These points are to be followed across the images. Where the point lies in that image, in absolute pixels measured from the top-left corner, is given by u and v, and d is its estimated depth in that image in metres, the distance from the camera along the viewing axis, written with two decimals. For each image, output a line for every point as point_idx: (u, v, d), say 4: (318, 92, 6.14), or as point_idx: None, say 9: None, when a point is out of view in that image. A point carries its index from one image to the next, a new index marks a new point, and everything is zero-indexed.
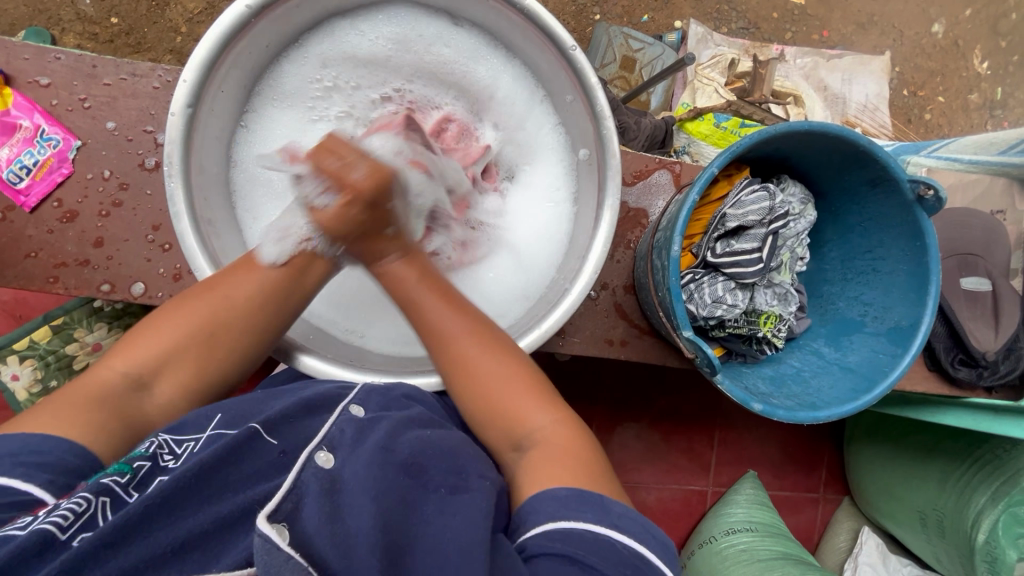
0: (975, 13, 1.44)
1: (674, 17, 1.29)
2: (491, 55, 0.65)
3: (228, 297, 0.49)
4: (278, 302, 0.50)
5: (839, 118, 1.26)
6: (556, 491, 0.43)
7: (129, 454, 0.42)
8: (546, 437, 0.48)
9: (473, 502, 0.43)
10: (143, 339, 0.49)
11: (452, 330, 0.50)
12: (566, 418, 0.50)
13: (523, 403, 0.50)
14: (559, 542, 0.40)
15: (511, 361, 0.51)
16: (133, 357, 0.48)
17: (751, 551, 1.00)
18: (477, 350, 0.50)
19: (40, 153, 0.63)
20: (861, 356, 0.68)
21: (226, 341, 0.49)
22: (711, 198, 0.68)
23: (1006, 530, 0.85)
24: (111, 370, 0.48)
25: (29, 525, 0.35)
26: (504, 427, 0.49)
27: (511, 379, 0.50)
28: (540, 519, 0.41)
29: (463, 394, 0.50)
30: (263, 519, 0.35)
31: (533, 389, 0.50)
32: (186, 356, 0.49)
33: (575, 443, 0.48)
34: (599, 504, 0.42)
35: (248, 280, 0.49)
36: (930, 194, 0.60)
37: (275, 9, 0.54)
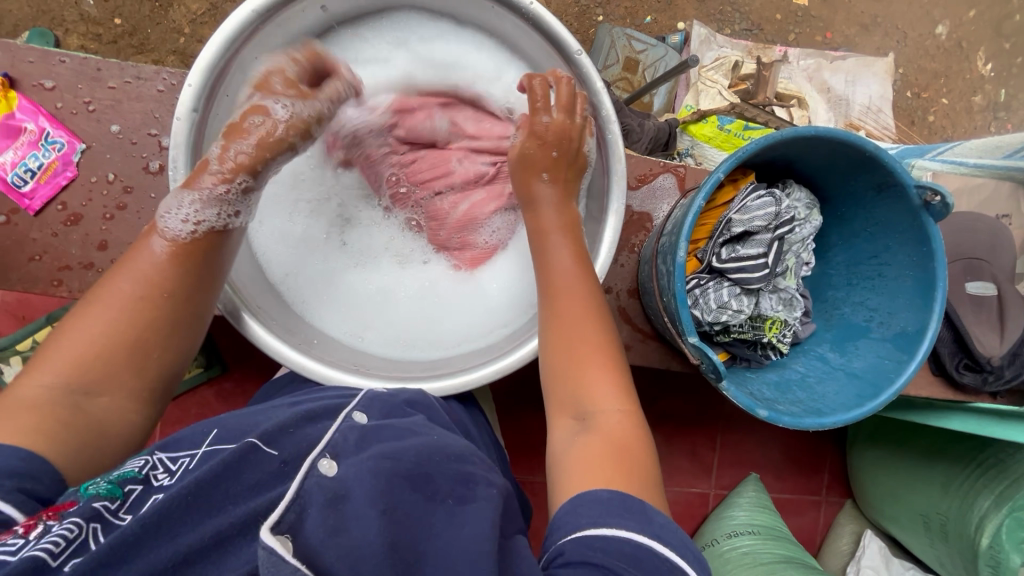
0: (978, 15, 1.43)
1: (677, 18, 1.29)
2: (495, 55, 0.64)
3: (142, 270, 0.48)
4: (202, 262, 0.50)
5: (842, 120, 1.25)
6: (598, 493, 0.42)
7: (121, 475, 0.41)
8: (607, 423, 0.48)
9: (473, 513, 0.42)
10: (63, 345, 0.45)
11: (566, 282, 0.53)
12: (633, 411, 0.49)
13: (597, 380, 0.50)
14: (600, 550, 0.39)
15: (600, 333, 0.52)
16: (57, 366, 0.44)
17: (753, 554, 0.99)
18: (580, 314, 0.52)
19: (44, 157, 0.63)
20: (867, 361, 0.68)
21: (157, 319, 0.48)
22: (717, 203, 0.67)
23: (1010, 536, 0.84)
24: (35, 385, 0.44)
25: (19, 551, 0.34)
26: (574, 398, 0.50)
27: (586, 350, 0.51)
28: (579, 524, 0.41)
29: (551, 350, 0.52)
30: (266, 531, 0.35)
31: (611, 368, 0.50)
32: (117, 356, 0.46)
33: (630, 440, 0.47)
34: (643, 513, 0.41)
35: (154, 253, 0.49)
36: (937, 200, 0.59)
37: (281, 14, 0.55)
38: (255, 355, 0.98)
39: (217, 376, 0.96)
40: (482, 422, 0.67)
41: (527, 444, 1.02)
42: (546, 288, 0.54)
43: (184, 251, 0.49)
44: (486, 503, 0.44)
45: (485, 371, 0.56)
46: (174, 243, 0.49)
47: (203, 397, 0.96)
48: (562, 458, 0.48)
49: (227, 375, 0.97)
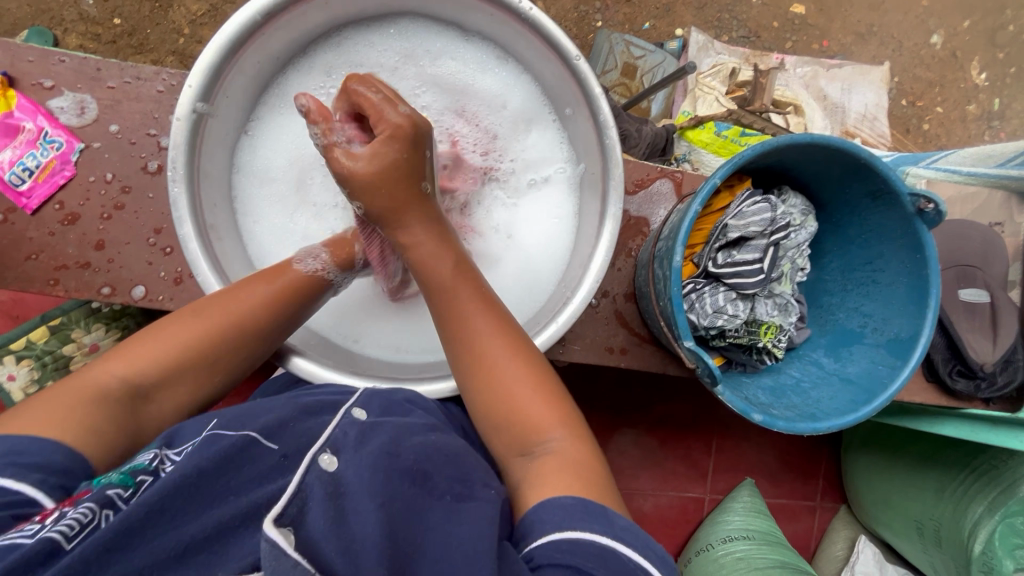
0: (973, 25, 1.45)
1: (676, 25, 1.30)
2: (501, 69, 0.65)
3: (244, 308, 0.51)
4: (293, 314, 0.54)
5: (839, 127, 1.26)
6: (561, 500, 0.43)
7: (131, 467, 0.41)
8: (559, 451, 0.48)
9: (474, 511, 0.43)
10: (147, 345, 0.49)
11: (478, 331, 0.51)
12: (583, 430, 0.50)
13: (539, 411, 0.49)
14: (567, 552, 0.39)
15: (529, 365, 0.51)
16: (132, 361, 0.48)
17: (748, 559, 0.99)
18: (503, 356, 0.51)
19: (43, 155, 0.63)
20: (860, 366, 0.68)
21: (237, 353, 0.52)
22: (713, 209, 0.68)
23: (1003, 541, 0.85)
24: (113, 375, 0.47)
25: (34, 535, 0.34)
26: (517, 433, 0.49)
27: (522, 386, 0.50)
28: (545, 530, 0.41)
29: (479, 394, 0.51)
30: (269, 523, 0.34)
31: (551, 398, 0.50)
32: (184, 373, 0.50)
33: (587, 460, 0.47)
34: (604, 515, 0.42)
35: (259, 298, 0.52)
36: (930, 208, 0.60)
37: (284, 17, 0.55)
38: None
39: None
40: None
41: None
42: (456, 342, 0.52)
43: (286, 292, 0.53)
44: (487, 502, 0.44)
45: None
46: (280, 285, 0.54)
47: None
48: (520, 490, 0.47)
49: None
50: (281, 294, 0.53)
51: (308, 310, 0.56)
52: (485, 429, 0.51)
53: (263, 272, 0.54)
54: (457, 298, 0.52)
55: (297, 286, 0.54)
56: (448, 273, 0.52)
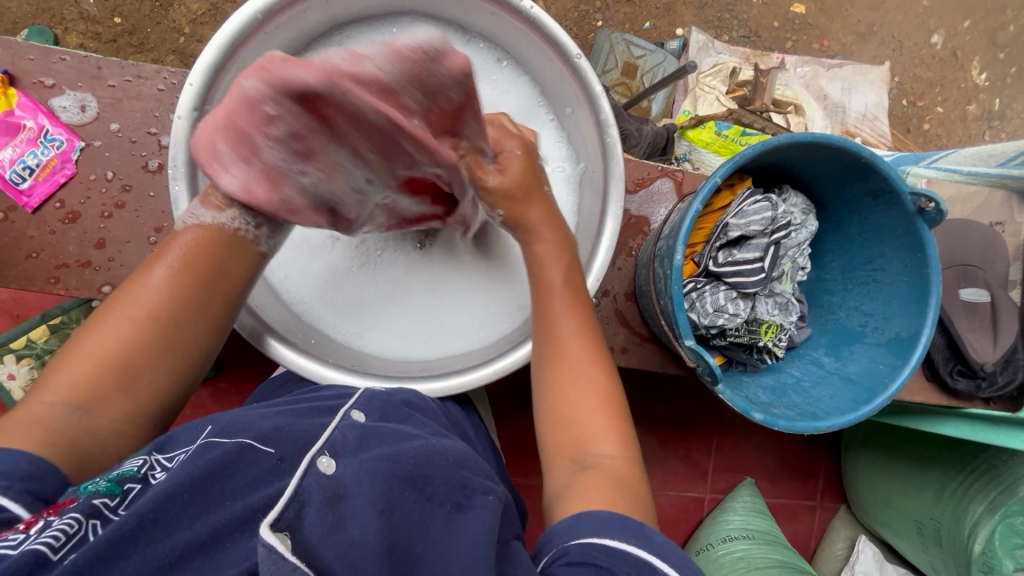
0: (974, 25, 1.45)
1: (676, 24, 1.30)
2: (501, 68, 0.65)
3: (142, 296, 0.46)
4: (201, 284, 0.47)
5: (839, 127, 1.26)
6: (598, 511, 0.43)
7: (120, 473, 0.40)
8: (608, 465, 0.48)
9: (472, 520, 0.42)
10: (68, 366, 0.46)
11: (566, 331, 0.53)
12: (633, 451, 0.50)
13: (597, 424, 0.50)
14: (603, 555, 0.40)
15: (604, 381, 0.52)
16: (62, 389, 0.45)
17: (748, 559, 0.99)
18: (580, 362, 0.52)
19: (43, 154, 0.63)
20: (861, 366, 0.68)
21: (155, 345, 0.46)
22: (713, 208, 0.68)
23: (1004, 540, 0.85)
24: (43, 404, 0.44)
25: (20, 546, 0.33)
26: (572, 440, 0.50)
27: (592, 398, 0.51)
28: (581, 535, 0.41)
29: (547, 396, 0.52)
30: (266, 529, 0.34)
31: (611, 414, 0.51)
32: (111, 383, 0.45)
33: (633, 482, 0.48)
34: (642, 531, 0.42)
35: (151, 282, 0.47)
36: (931, 207, 0.60)
37: (283, 15, 0.55)
38: (251, 355, 0.98)
39: (212, 377, 0.96)
40: (478, 424, 0.67)
41: (522, 447, 1.02)
42: (541, 338, 0.54)
43: (179, 262, 0.47)
44: (484, 511, 0.44)
45: (485, 371, 0.57)
46: (172, 258, 0.47)
47: (198, 398, 0.97)
48: (558, 495, 0.48)
49: (222, 376, 0.97)
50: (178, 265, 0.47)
51: (223, 274, 0.48)
52: (543, 431, 0.53)
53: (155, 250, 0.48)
54: (550, 296, 0.54)
55: (193, 248, 0.47)
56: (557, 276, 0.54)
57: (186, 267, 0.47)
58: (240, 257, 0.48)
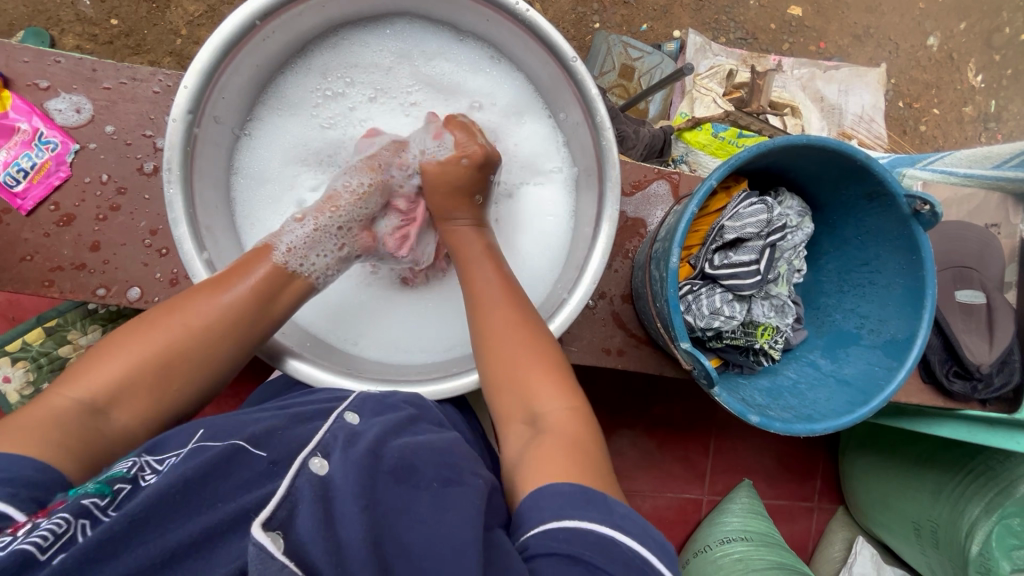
0: (969, 27, 1.45)
1: (673, 27, 1.30)
2: (492, 69, 0.65)
3: (203, 311, 0.49)
4: (257, 312, 0.51)
5: (836, 129, 1.26)
6: (560, 487, 0.42)
7: (110, 475, 0.40)
8: (555, 419, 0.49)
9: (460, 495, 0.43)
10: (106, 362, 0.46)
11: (491, 299, 0.55)
12: (580, 406, 0.50)
13: (538, 383, 0.51)
14: (563, 541, 0.39)
15: (542, 345, 0.53)
16: (91, 382, 0.45)
17: (746, 561, 0.99)
18: (506, 321, 0.53)
19: (37, 156, 0.63)
20: (857, 368, 0.68)
21: (197, 359, 0.48)
22: (710, 210, 0.69)
23: (1000, 542, 0.85)
24: (64, 397, 0.44)
25: (6, 547, 0.33)
26: (519, 399, 0.51)
27: (529, 355, 0.52)
28: (542, 517, 0.41)
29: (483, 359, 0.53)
30: (257, 528, 0.35)
31: (550, 369, 0.51)
32: (143, 382, 0.47)
33: (581, 435, 0.48)
34: (604, 502, 0.42)
35: (215, 303, 0.49)
36: (926, 209, 0.60)
37: (277, 19, 0.55)
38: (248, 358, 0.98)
39: None
40: (475, 427, 0.67)
41: None
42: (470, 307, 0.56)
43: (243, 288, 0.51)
44: (473, 488, 0.44)
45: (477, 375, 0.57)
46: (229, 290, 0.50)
47: None
48: (516, 465, 0.47)
49: None
50: (242, 296, 0.50)
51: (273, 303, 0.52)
52: (489, 396, 0.53)
53: (208, 279, 0.51)
54: (470, 259, 0.58)
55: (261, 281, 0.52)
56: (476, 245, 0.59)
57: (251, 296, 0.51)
58: (293, 292, 0.54)
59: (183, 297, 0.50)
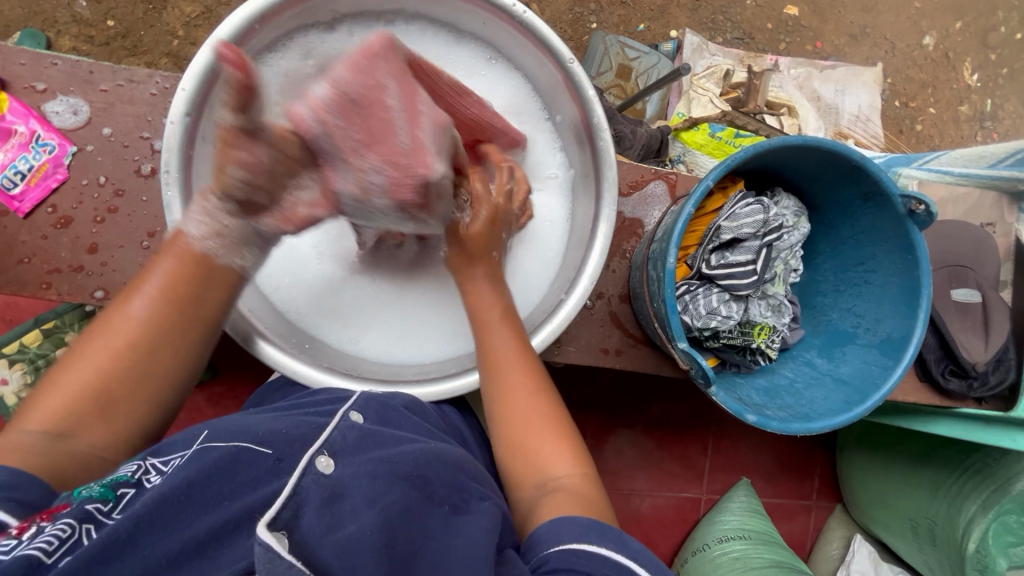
0: (965, 27, 1.46)
1: (670, 26, 1.30)
2: (487, 70, 0.65)
3: (122, 326, 0.48)
4: (180, 314, 0.49)
5: (832, 129, 1.27)
6: (577, 518, 0.44)
7: (113, 479, 0.40)
8: (568, 487, 0.49)
9: (471, 521, 0.43)
10: (50, 396, 0.46)
11: (506, 365, 0.53)
12: (590, 471, 0.52)
13: (552, 450, 0.52)
14: (583, 559, 0.40)
15: (554, 414, 0.54)
16: (41, 418, 0.45)
17: (745, 559, 0.99)
18: (525, 389, 0.53)
19: (35, 159, 0.63)
20: (853, 367, 0.69)
21: (135, 374, 0.48)
22: (706, 211, 0.68)
23: (997, 539, 0.86)
24: (24, 431, 0.44)
25: (11, 550, 0.32)
26: (532, 467, 0.51)
27: (543, 424, 0.53)
28: (562, 540, 0.42)
29: (498, 422, 0.54)
30: (262, 527, 0.34)
31: (564, 439, 0.53)
32: (91, 409, 0.46)
33: (594, 497, 0.49)
34: (618, 536, 0.43)
35: (131, 314, 0.48)
36: (921, 209, 0.61)
37: (271, 20, 0.55)
38: (247, 359, 0.98)
39: (208, 381, 0.96)
40: (474, 427, 0.67)
41: None
42: (486, 379, 0.54)
43: (161, 291, 0.48)
44: (481, 514, 0.44)
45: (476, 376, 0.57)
46: (146, 296, 0.48)
47: (194, 402, 0.96)
48: (526, 517, 0.49)
49: (217, 380, 0.97)
50: (155, 298, 0.48)
51: (200, 302, 0.49)
52: (501, 459, 0.54)
53: (127, 291, 0.49)
54: (489, 324, 0.54)
55: (178, 276, 0.49)
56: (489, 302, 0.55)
57: (163, 297, 0.48)
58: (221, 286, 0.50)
59: (105, 315, 0.49)
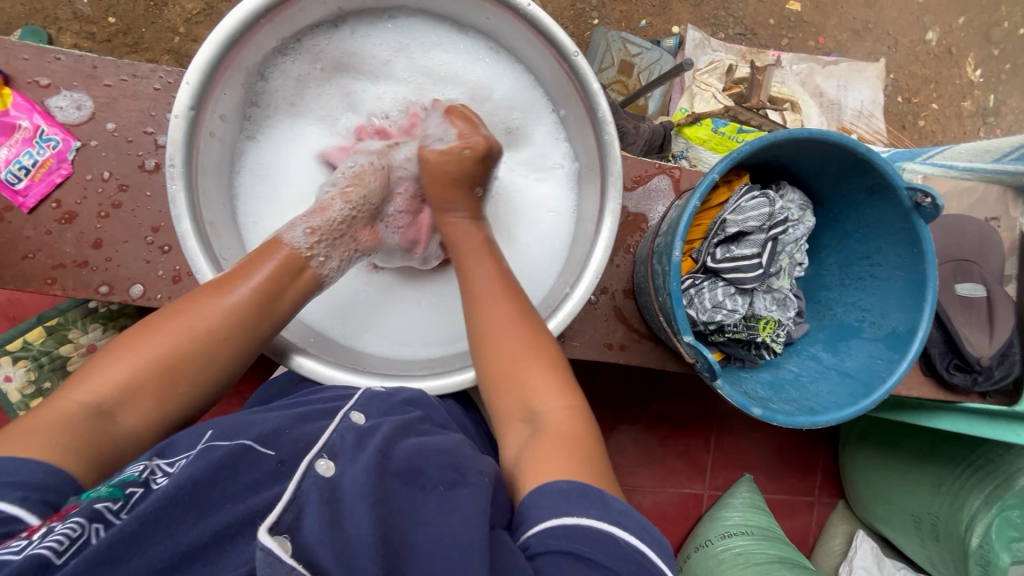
0: (968, 22, 1.45)
1: (672, 22, 1.30)
2: (490, 60, 0.65)
3: (209, 311, 0.48)
4: (266, 308, 0.50)
5: (835, 124, 1.26)
6: (559, 485, 0.43)
7: (122, 479, 0.40)
8: (555, 419, 0.49)
9: (465, 496, 0.43)
10: (108, 366, 0.46)
11: (489, 295, 0.54)
12: (578, 403, 0.51)
13: (539, 381, 0.51)
14: (563, 538, 0.40)
15: (541, 348, 0.53)
16: (95, 388, 0.45)
17: (747, 555, 1.00)
18: (509, 320, 0.53)
19: (39, 154, 0.63)
20: (858, 361, 0.69)
21: (203, 358, 0.48)
22: (711, 204, 0.68)
23: (999, 534, 0.87)
24: (72, 400, 0.44)
25: (22, 551, 0.34)
26: (518, 398, 0.51)
27: (528, 354, 0.52)
28: (542, 516, 0.41)
29: (480, 359, 0.53)
30: (263, 532, 0.35)
31: (551, 370, 0.52)
32: (151, 384, 0.46)
33: (577, 432, 0.48)
34: (602, 500, 0.42)
35: (222, 303, 0.49)
36: (927, 203, 0.60)
37: (279, 14, 0.55)
38: None
39: None
40: (478, 421, 0.67)
41: None
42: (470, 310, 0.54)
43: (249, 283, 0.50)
44: (479, 488, 0.44)
45: None
46: (237, 288, 0.49)
47: None
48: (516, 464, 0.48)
49: None
50: (249, 289, 0.50)
51: (281, 298, 0.51)
52: (487, 394, 0.53)
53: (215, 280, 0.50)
54: (469, 260, 0.57)
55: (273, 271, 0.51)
56: (471, 242, 0.58)
57: (257, 289, 0.50)
58: (302, 283, 0.53)
59: (189, 297, 0.49)
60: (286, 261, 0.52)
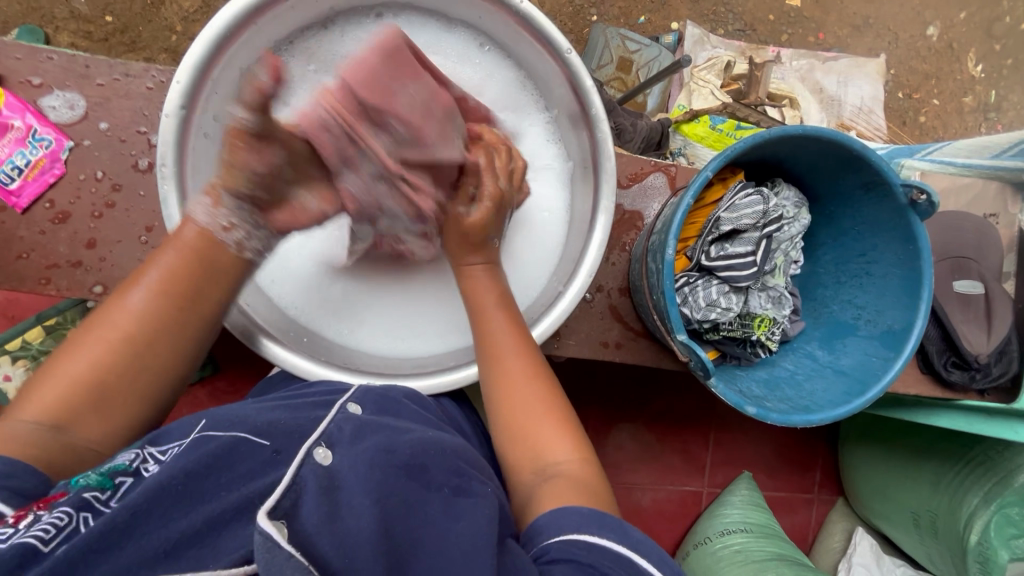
0: (969, 17, 1.44)
1: (671, 18, 1.29)
2: (481, 57, 0.63)
3: (120, 318, 0.48)
4: (180, 310, 0.49)
5: (835, 120, 1.26)
6: (579, 508, 0.44)
7: (112, 466, 0.41)
8: (568, 470, 0.50)
9: (472, 505, 0.42)
10: (49, 385, 0.47)
11: (504, 346, 0.55)
12: (589, 455, 0.52)
13: (552, 435, 0.52)
14: (583, 550, 0.40)
15: (553, 404, 0.54)
16: (41, 406, 0.46)
17: (745, 552, 1.00)
18: (522, 374, 0.54)
19: (31, 154, 0.63)
20: (853, 359, 0.68)
21: (133, 368, 0.48)
22: (705, 202, 0.68)
23: (998, 531, 0.86)
24: (21, 422, 0.45)
25: (10, 539, 0.34)
26: (530, 452, 0.52)
27: (541, 409, 0.53)
28: (562, 530, 0.42)
29: (495, 408, 0.54)
30: (263, 516, 0.34)
31: (563, 424, 0.53)
32: (88, 399, 0.47)
33: (592, 481, 0.49)
34: (620, 527, 0.43)
35: (131, 307, 0.48)
36: (923, 199, 0.61)
37: (267, 13, 0.55)
38: (248, 355, 0.98)
39: (210, 376, 0.96)
40: (473, 419, 0.67)
41: None
42: (484, 356, 0.55)
43: (164, 285, 0.49)
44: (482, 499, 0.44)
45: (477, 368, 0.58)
46: (146, 290, 0.49)
47: (196, 397, 0.97)
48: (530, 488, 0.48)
49: (219, 375, 0.97)
50: (154, 290, 0.49)
51: (199, 300, 0.50)
52: (502, 444, 0.54)
53: (126, 287, 0.49)
54: (484, 308, 0.56)
55: (181, 267, 0.49)
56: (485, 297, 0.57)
57: (161, 290, 0.48)
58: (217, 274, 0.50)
59: (105, 305, 0.49)
60: (197, 251, 0.49)
